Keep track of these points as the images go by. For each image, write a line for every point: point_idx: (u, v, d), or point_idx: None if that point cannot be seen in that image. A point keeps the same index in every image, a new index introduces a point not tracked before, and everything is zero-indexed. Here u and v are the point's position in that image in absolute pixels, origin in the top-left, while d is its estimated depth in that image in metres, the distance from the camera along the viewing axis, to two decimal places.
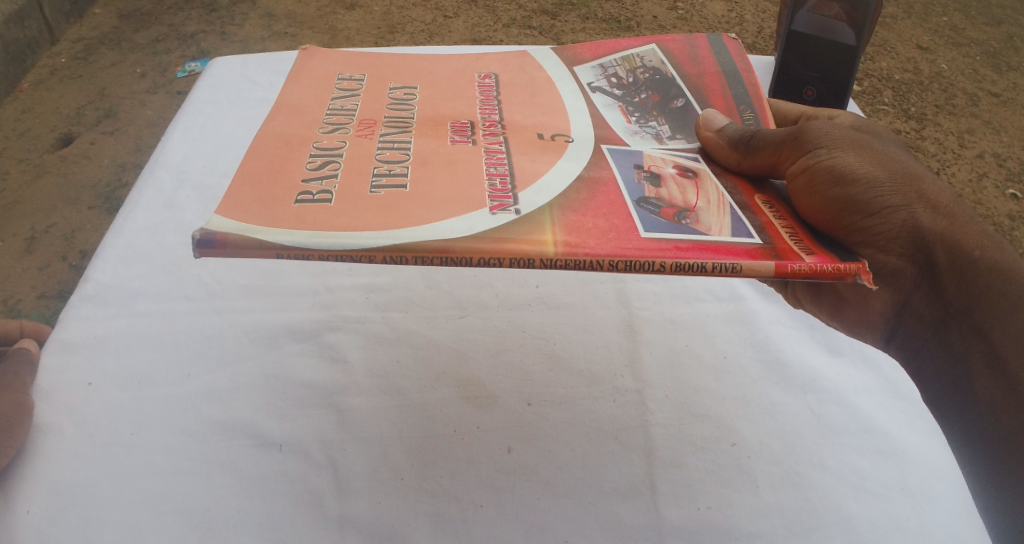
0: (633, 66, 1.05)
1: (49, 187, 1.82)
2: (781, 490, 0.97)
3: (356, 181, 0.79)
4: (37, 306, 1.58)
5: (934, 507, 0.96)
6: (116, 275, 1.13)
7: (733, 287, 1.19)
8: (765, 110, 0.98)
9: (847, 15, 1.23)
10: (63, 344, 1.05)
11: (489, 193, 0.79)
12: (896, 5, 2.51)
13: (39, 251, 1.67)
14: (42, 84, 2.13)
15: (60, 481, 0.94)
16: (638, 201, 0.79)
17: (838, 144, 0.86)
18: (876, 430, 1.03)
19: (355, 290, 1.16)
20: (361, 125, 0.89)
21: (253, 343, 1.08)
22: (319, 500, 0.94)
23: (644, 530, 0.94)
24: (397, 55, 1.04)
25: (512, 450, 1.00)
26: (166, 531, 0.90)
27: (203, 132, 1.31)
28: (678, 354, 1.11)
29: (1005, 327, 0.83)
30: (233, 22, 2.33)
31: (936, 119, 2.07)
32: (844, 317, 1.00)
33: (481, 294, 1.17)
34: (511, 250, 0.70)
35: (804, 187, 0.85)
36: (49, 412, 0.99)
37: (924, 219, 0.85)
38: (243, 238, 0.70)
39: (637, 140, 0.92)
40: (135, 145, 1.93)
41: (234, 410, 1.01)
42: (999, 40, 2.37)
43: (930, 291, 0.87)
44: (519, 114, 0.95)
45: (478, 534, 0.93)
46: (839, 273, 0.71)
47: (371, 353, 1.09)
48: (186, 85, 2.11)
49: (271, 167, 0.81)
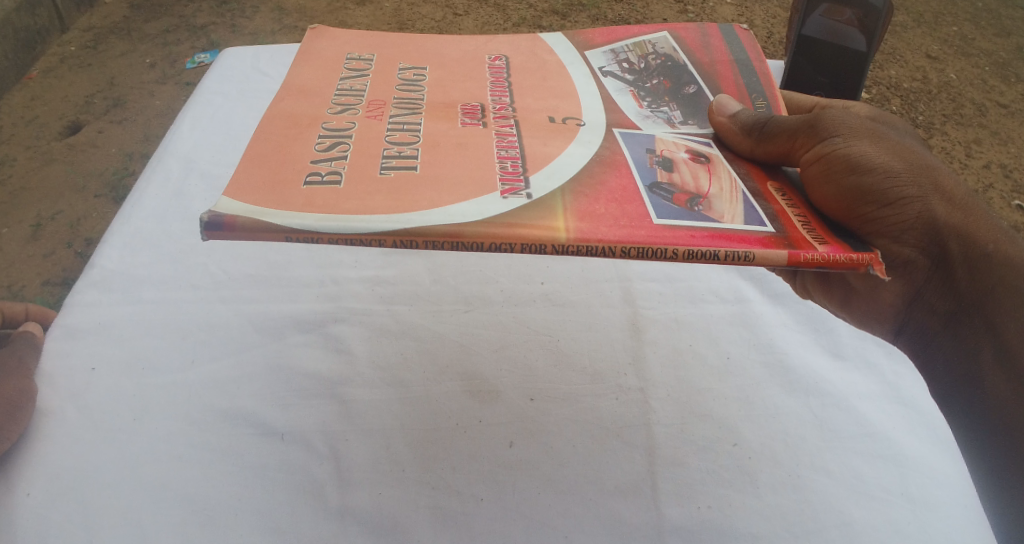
0: (644, 52, 1.05)
1: (57, 174, 1.82)
2: (781, 492, 0.97)
3: (366, 164, 0.79)
4: (41, 293, 1.59)
5: (934, 515, 0.96)
6: (123, 261, 1.13)
7: (739, 287, 1.19)
8: (778, 99, 0.98)
9: (859, 21, 1.24)
10: (67, 328, 1.06)
11: (500, 176, 0.79)
12: (907, 14, 2.51)
13: (45, 238, 1.68)
14: (52, 72, 2.14)
15: (61, 466, 0.94)
16: (651, 187, 0.79)
17: (855, 134, 0.86)
18: (878, 435, 1.02)
19: (360, 282, 1.16)
20: (371, 106, 0.89)
21: (258, 332, 1.08)
22: (320, 491, 0.94)
23: (644, 529, 0.94)
24: (409, 38, 1.04)
25: (513, 444, 1.00)
26: (165, 518, 0.90)
27: (214, 121, 1.32)
28: (682, 353, 1.11)
29: (1016, 319, 0.83)
30: (244, 15, 2.33)
31: (943, 129, 2.07)
32: (854, 308, 1.00)
33: (486, 290, 1.17)
34: (523, 237, 0.70)
35: (819, 175, 0.85)
36: (51, 395, 1.00)
37: (938, 212, 0.85)
38: (251, 221, 0.70)
39: (649, 124, 0.92)
40: (144, 136, 1.92)
41: (237, 399, 1.01)
42: (1009, 51, 2.37)
43: (942, 284, 0.87)
44: (530, 98, 0.95)
45: (478, 527, 0.93)
46: (851, 263, 0.71)
47: (374, 345, 1.09)
48: (195, 76, 2.10)
49: (281, 150, 0.81)
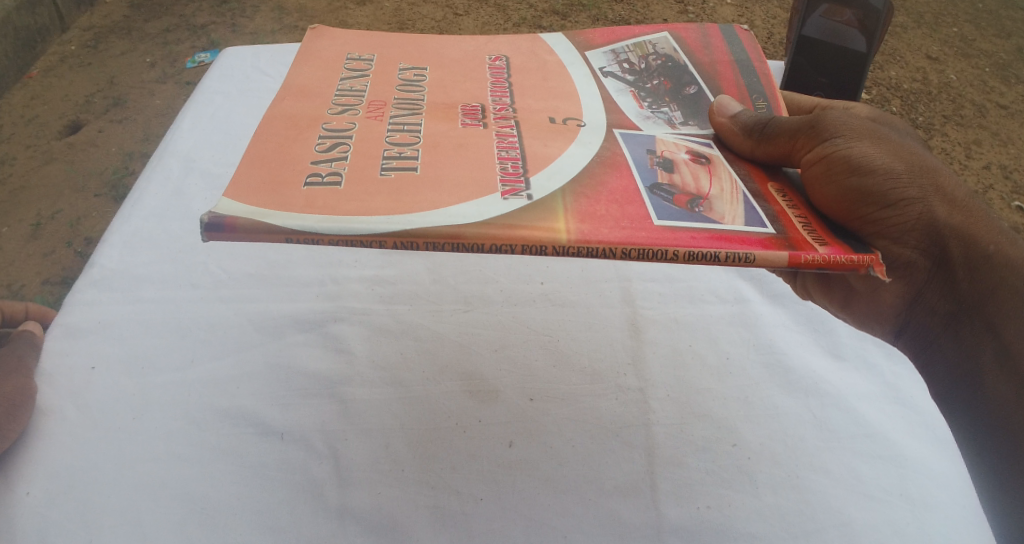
0: (644, 52, 1.05)
1: (57, 173, 1.82)
2: (781, 492, 0.97)
3: (366, 164, 0.79)
4: (41, 292, 1.59)
5: (934, 515, 0.96)
6: (123, 260, 1.13)
7: (739, 288, 1.19)
8: (779, 100, 0.98)
9: (859, 22, 1.24)
10: (67, 328, 1.05)
11: (501, 177, 0.79)
12: (907, 15, 2.51)
13: (44, 238, 1.68)
14: (52, 71, 2.15)
15: (60, 465, 0.94)
16: (651, 188, 0.79)
17: (856, 135, 0.86)
18: (877, 435, 1.02)
19: (361, 281, 1.16)
20: (372, 107, 0.89)
21: (258, 331, 1.08)
22: (320, 491, 0.94)
23: (644, 529, 0.94)
24: (409, 38, 1.04)
25: (513, 444, 1.00)
26: (165, 517, 0.90)
27: (214, 120, 1.32)
28: (682, 354, 1.11)
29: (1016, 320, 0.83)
30: (245, 15, 2.33)
31: (943, 129, 2.07)
32: (854, 308, 1.00)
33: (486, 290, 1.17)
34: (524, 238, 0.70)
35: (820, 176, 0.85)
36: (51, 394, 1.00)
37: (939, 213, 0.85)
38: (252, 223, 0.70)
39: (649, 124, 0.92)
40: (144, 135, 1.92)
41: (237, 398, 1.01)
42: (1009, 52, 2.37)
43: (942, 284, 0.87)
44: (530, 98, 0.95)
45: (477, 527, 0.93)
46: (851, 264, 0.71)
47: (374, 344, 1.09)
48: (195, 76, 2.10)
49: (281, 150, 0.81)
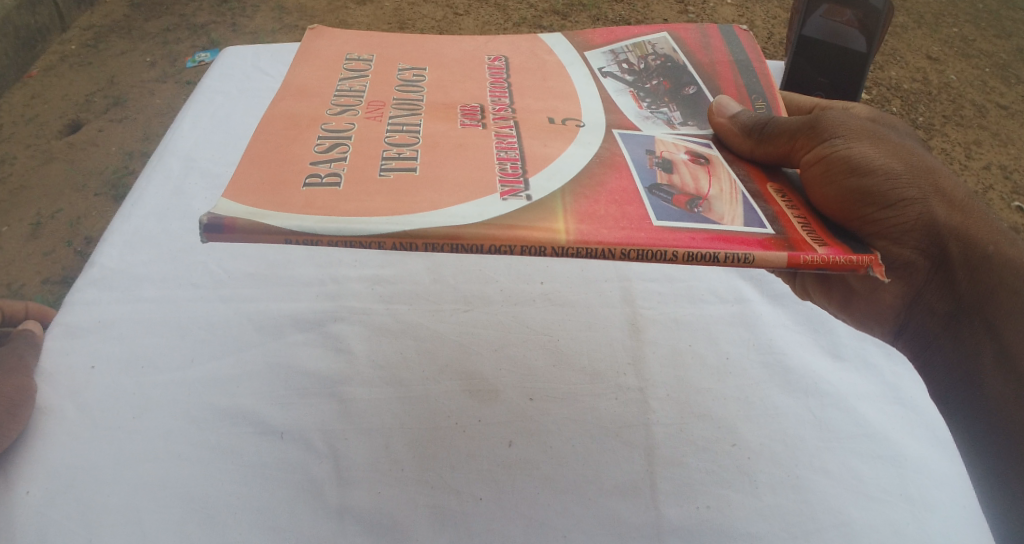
0: (644, 53, 1.05)
1: (57, 173, 1.82)
2: (780, 492, 0.97)
3: (366, 164, 0.79)
4: (41, 291, 1.59)
5: (934, 515, 0.96)
6: (123, 259, 1.13)
7: (738, 288, 1.19)
8: (778, 100, 0.98)
9: (859, 22, 1.24)
10: (66, 327, 1.06)
11: (500, 177, 0.79)
12: (907, 15, 2.51)
13: (44, 237, 1.68)
14: (52, 70, 2.15)
15: (60, 465, 0.94)
16: (651, 188, 0.79)
17: (856, 135, 0.86)
18: (877, 435, 1.03)
19: (361, 281, 1.16)
20: (371, 107, 0.89)
21: (258, 331, 1.08)
22: (320, 490, 0.94)
23: (644, 529, 0.94)
24: (409, 38, 1.04)
25: (513, 443, 1.01)
26: (165, 517, 0.90)
27: (214, 120, 1.32)
28: (682, 354, 1.11)
29: (1015, 320, 0.84)
30: (245, 14, 2.33)
31: (943, 130, 2.07)
32: (854, 308, 1.00)
33: (485, 289, 1.17)
34: (523, 238, 0.70)
35: (819, 177, 0.85)
36: (51, 393, 1.00)
37: (939, 214, 0.85)
38: (251, 223, 0.70)
39: (648, 124, 0.93)
40: (144, 134, 1.92)
41: (237, 397, 1.01)
42: (1009, 52, 2.37)
43: (942, 285, 0.87)
44: (529, 98, 0.95)
45: (477, 526, 0.93)
46: (850, 264, 0.72)
47: (373, 344, 1.09)
48: (196, 75, 2.10)
49: (280, 150, 0.81)
